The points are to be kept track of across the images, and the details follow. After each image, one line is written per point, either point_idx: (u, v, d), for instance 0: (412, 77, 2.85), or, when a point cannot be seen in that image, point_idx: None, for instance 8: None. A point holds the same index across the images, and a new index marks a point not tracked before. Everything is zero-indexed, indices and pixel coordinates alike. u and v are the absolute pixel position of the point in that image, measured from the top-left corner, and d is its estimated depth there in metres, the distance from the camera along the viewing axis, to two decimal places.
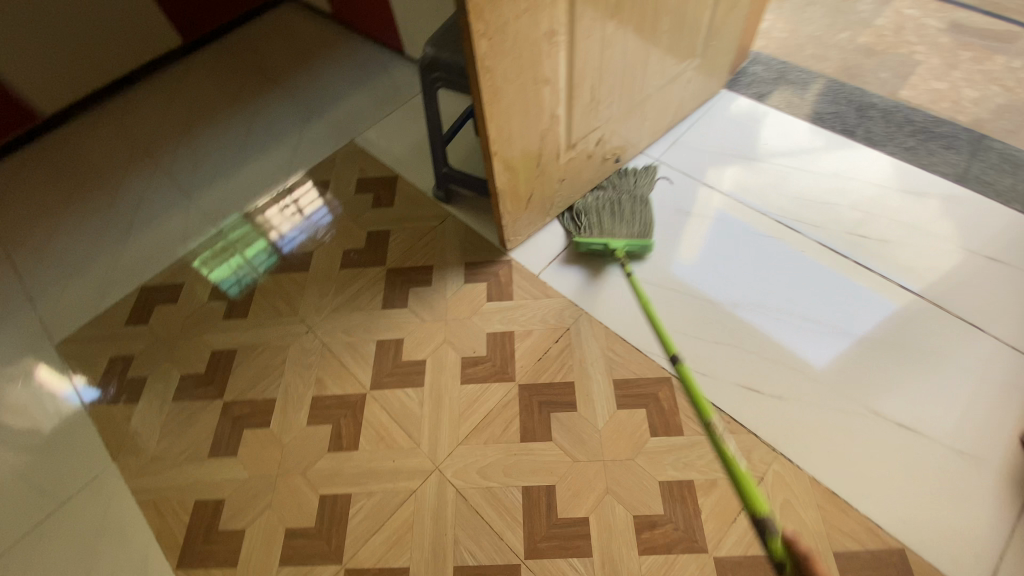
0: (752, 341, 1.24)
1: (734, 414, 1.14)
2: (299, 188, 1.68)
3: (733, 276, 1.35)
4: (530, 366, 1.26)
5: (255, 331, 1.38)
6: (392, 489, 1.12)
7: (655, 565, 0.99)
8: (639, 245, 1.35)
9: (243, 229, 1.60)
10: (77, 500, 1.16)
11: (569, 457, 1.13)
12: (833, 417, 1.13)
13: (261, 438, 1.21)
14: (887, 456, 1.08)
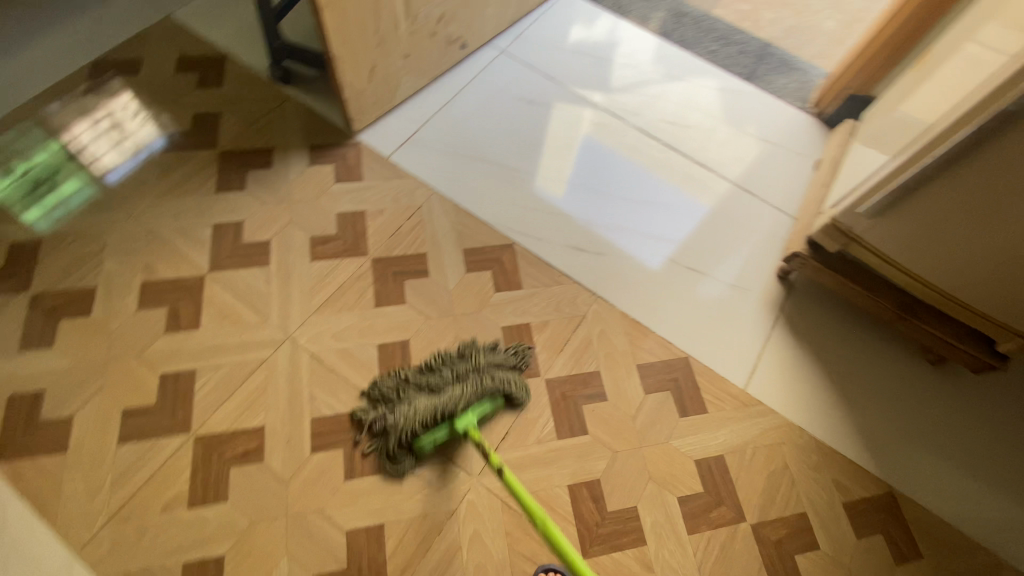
0: (582, 210, 1.40)
1: (564, 269, 1.30)
2: (117, 104, 1.40)
3: (570, 158, 1.48)
4: (382, 239, 1.29)
5: (63, 222, 1.23)
6: (242, 360, 1.12)
7: None
8: (488, 407, 1.08)
9: (44, 155, 1.31)
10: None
11: (421, 315, 1.21)
12: (642, 267, 1.34)
13: (83, 327, 1.11)
14: (681, 292, 1.31)
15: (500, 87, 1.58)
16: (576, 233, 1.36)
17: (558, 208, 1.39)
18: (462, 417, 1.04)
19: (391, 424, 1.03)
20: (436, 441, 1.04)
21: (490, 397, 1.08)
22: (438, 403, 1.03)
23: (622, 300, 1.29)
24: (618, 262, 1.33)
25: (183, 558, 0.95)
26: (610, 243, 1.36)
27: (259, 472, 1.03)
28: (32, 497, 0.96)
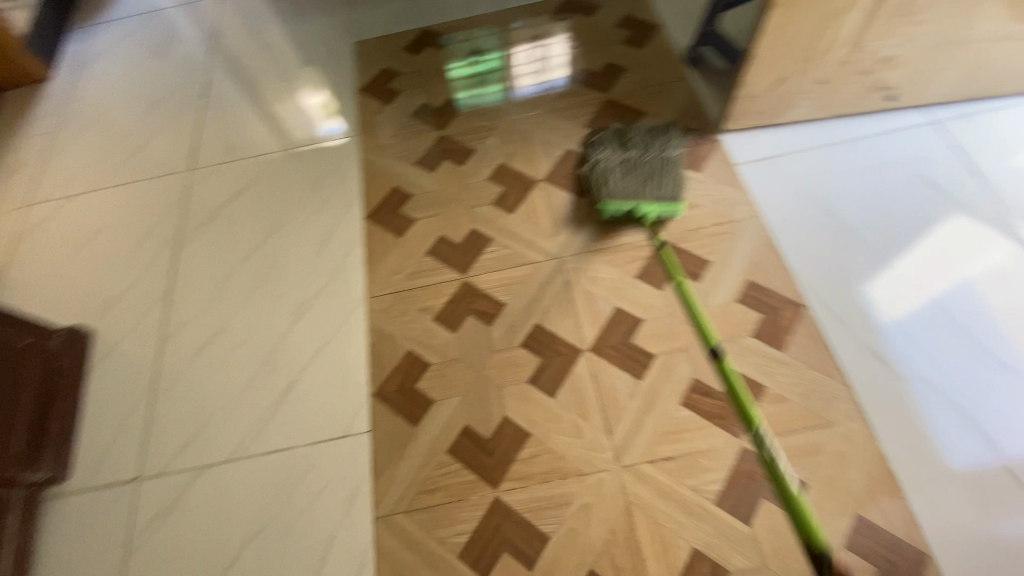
0: (913, 324, 1.15)
1: (842, 364, 1.11)
2: (553, 45, 1.73)
3: (941, 266, 1.20)
4: (681, 229, 1.33)
5: (482, 105, 1.64)
6: (521, 252, 1.34)
7: (687, 418, 1.09)
8: (669, 211, 1.30)
9: (490, 62, 1.73)
10: (332, 148, 1.61)
11: (668, 310, 1.22)
12: (947, 428, 1.04)
13: (453, 170, 1.50)
14: (981, 489, 0.98)
15: (904, 156, 1.36)
16: (886, 341, 1.13)
17: (882, 305, 1.17)
18: (646, 203, 1.29)
19: (599, 163, 1.37)
20: (615, 215, 1.32)
21: (674, 204, 1.31)
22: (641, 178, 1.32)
23: (891, 440, 1.03)
24: (916, 401, 1.07)
25: (409, 345, 1.25)
26: (922, 376, 1.09)
27: (481, 331, 1.25)
28: (369, 250, 1.40)
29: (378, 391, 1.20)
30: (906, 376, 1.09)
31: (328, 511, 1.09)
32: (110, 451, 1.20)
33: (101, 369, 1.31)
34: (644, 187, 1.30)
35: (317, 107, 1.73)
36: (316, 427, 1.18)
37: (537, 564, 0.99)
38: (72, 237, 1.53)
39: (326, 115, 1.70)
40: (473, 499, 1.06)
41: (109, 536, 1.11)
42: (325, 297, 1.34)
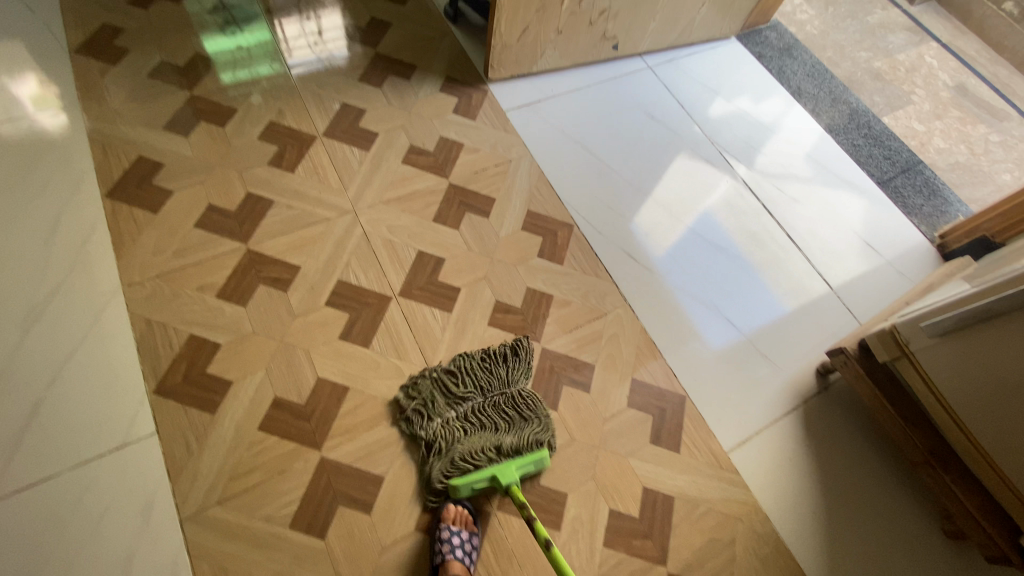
0: (652, 226, 1.43)
1: (609, 266, 1.34)
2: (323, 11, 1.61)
3: (666, 183, 1.51)
4: (466, 172, 1.41)
5: (252, 81, 1.44)
6: (310, 211, 1.28)
7: (494, 336, 1.20)
8: (532, 462, 1.02)
9: (251, 29, 1.54)
10: (40, 119, 1.29)
11: (465, 246, 1.30)
12: (684, 299, 1.33)
13: (214, 134, 1.34)
14: (710, 338, 1.29)
15: (632, 96, 1.66)
16: (636, 242, 1.39)
17: (631, 214, 1.43)
18: (507, 467, 1.01)
19: (425, 425, 1.06)
20: (475, 487, 1.00)
21: (537, 453, 1.03)
22: (468, 427, 1.07)
23: (649, 316, 1.29)
24: (662, 283, 1.34)
25: (191, 329, 1.10)
26: (663, 263, 1.37)
27: (278, 298, 1.17)
28: (119, 234, 1.18)
29: (159, 387, 1.04)
30: (653, 266, 1.36)
31: (119, 531, 0.93)
32: None
33: None
34: (492, 442, 1.04)
35: (4, 69, 1.35)
36: (82, 445, 0.98)
37: (375, 506, 1.00)
38: None
39: (22, 79, 1.34)
40: (297, 465, 1.01)
41: None
42: (65, 294, 1.10)
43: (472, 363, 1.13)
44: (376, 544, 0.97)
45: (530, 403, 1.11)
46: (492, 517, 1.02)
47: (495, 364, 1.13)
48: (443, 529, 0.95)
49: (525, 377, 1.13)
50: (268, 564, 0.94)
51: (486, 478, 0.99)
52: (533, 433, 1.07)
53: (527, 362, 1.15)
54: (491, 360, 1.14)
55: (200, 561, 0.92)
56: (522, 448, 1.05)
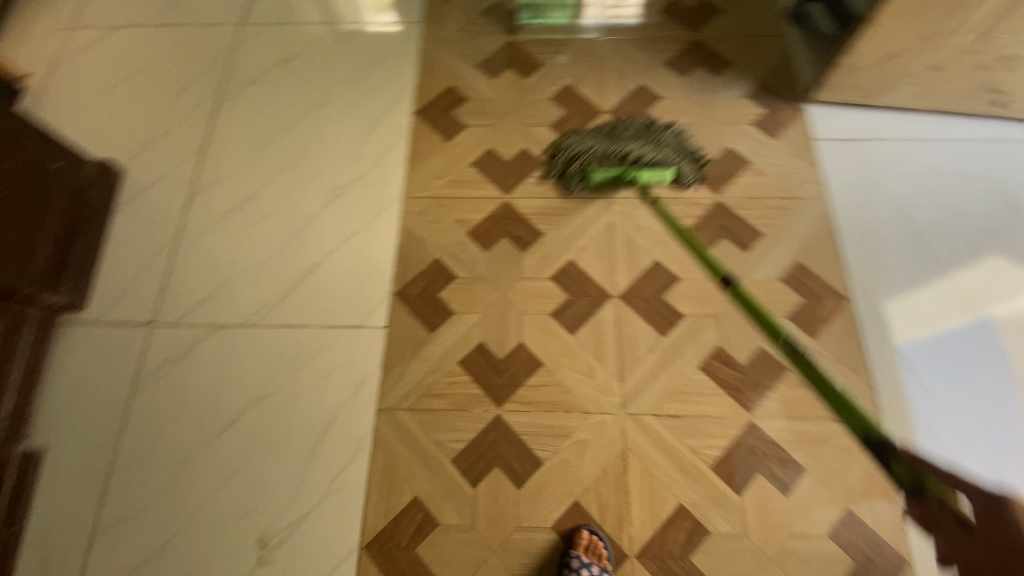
0: (955, 337, 1.09)
1: (871, 363, 1.08)
2: (665, 134, 1.29)
3: (989, 290, 1.14)
4: (740, 194, 1.25)
5: (539, 27, 1.49)
6: (571, 183, 1.28)
7: (701, 382, 1.08)
8: (657, 175, 1.22)
9: (592, 143, 1.27)
10: (391, 29, 1.49)
11: (708, 273, 1.18)
12: (960, 446, 1.01)
13: (515, 82, 1.40)
14: None
15: (996, 167, 1.26)
16: (923, 348, 1.09)
17: (930, 312, 1.12)
18: (641, 172, 1.21)
19: (574, 151, 1.26)
20: (603, 179, 1.22)
21: (664, 167, 1.23)
22: (609, 147, 1.24)
23: (899, 444, 1.02)
24: (936, 413, 1.04)
25: (438, 254, 1.22)
26: (950, 389, 1.05)
27: (514, 254, 1.21)
28: (414, 149, 1.34)
29: (400, 292, 1.19)
30: (933, 386, 1.06)
31: (334, 394, 1.11)
32: (127, 293, 1.21)
33: (127, 210, 1.29)
34: (623, 148, 1.24)
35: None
36: (334, 313, 1.17)
37: (525, 485, 1.01)
38: (112, 71, 1.46)
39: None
40: (476, 412, 1.07)
41: (117, 372, 1.13)
42: (363, 186, 1.30)
43: (631, 123, 1.31)
44: (513, 520, 0.99)
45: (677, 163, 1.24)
46: (626, 562, 0.96)
47: (653, 131, 1.29)
48: (574, 558, 0.93)
49: (675, 140, 1.28)
50: (424, 483, 1.03)
51: (666, 220, 1.17)
52: (670, 157, 1.24)
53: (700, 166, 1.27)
54: (654, 125, 1.31)
55: (377, 450, 1.06)
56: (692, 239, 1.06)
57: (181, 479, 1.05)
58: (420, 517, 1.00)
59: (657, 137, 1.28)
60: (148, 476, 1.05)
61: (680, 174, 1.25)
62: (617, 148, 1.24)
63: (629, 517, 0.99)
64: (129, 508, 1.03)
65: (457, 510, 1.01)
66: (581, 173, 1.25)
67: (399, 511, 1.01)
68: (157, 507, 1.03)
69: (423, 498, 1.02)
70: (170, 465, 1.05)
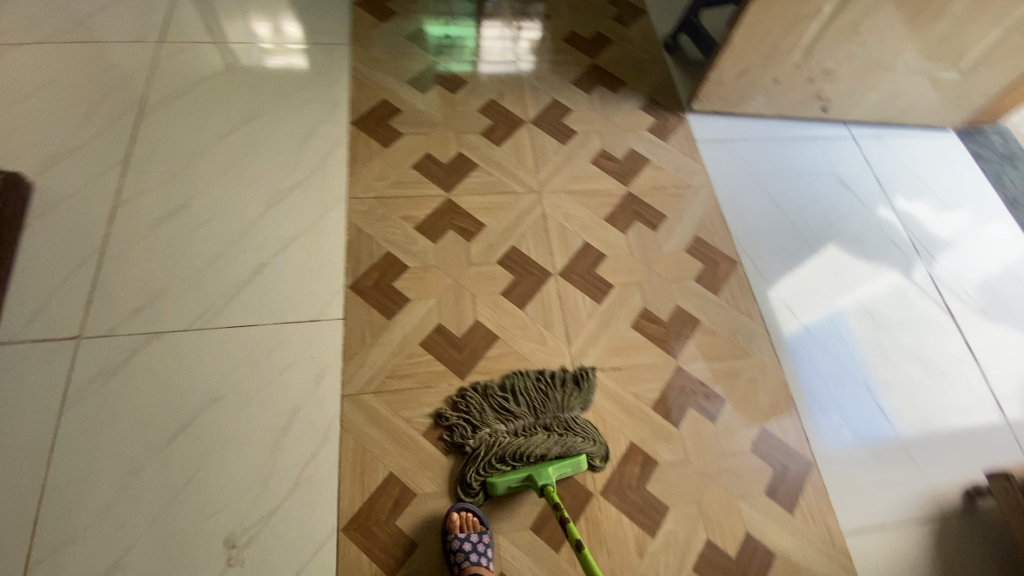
0: (816, 288, 1.39)
1: (761, 311, 1.33)
2: (563, 394, 1.13)
3: (829, 257, 1.45)
4: (647, 185, 1.48)
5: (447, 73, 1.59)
6: (504, 181, 1.43)
7: (634, 338, 1.24)
8: (569, 465, 1.02)
9: (490, 426, 1.08)
10: (298, 61, 1.53)
11: (629, 249, 1.36)
12: (831, 368, 1.28)
13: (444, 97, 1.54)
14: (848, 416, 1.23)
15: (826, 161, 1.63)
16: (795, 298, 1.36)
17: (796, 270, 1.41)
18: (544, 470, 1.00)
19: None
20: (513, 484, 1.02)
21: (573, 457, 1.03)
22: (510, 427, 1.09)
23: (790, 372, 1.26)
24: (812, 345, 1.30)
25: (389, 247, 1.29)
26: (819, 327, 1.33)
27: (460, 244, 1.32)
28: (354, 155, 1.40)
29: (354, 285, 1.23)
30: (807, 326, 1.33)
31: (295, 387, 1.10)
32: (45, 307, 1.12)
33: (39, 225, 1.20)
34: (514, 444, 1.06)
35: (289, 16, 1.63)
36: (288, 309, 1.18)
37: (494, 445, 1.09)
38: (11, 86, 1.38)
39: (297, 28, 1.60)
40: (441, 387, 1.13)
41: (41, 392, 1.04)
42: (305, 189, 1.33)
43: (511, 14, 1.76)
44: None
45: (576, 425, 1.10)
46: (592, 501, 1.06)
47: (550, 384, 1.15)
48: (454, 539, 0.96)
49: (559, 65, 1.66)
50: (398, 458, 1.06)
51: (520, 478, 1.01)
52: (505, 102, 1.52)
53: (585, 394, 1.14)
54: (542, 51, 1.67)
55: (346, 435, 1.07)
56: (563, 454, 1.04)
57: (128, 494, 0.98)
58: (398, 492, 1.03)
59: (553, 394, 1.13)
60: (87, 496, 0.97)
61: (590, 456, 1.07)
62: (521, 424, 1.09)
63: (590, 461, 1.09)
64: (63, 533, 0.94)
65: (433, 479, 1.05)
66: (484, 476, 1.03)
67: (375, 488, 1.03)
68: (99, 530, 0.95)
69: (399, 473, 1.04)
70: (113, 481, 0.98)
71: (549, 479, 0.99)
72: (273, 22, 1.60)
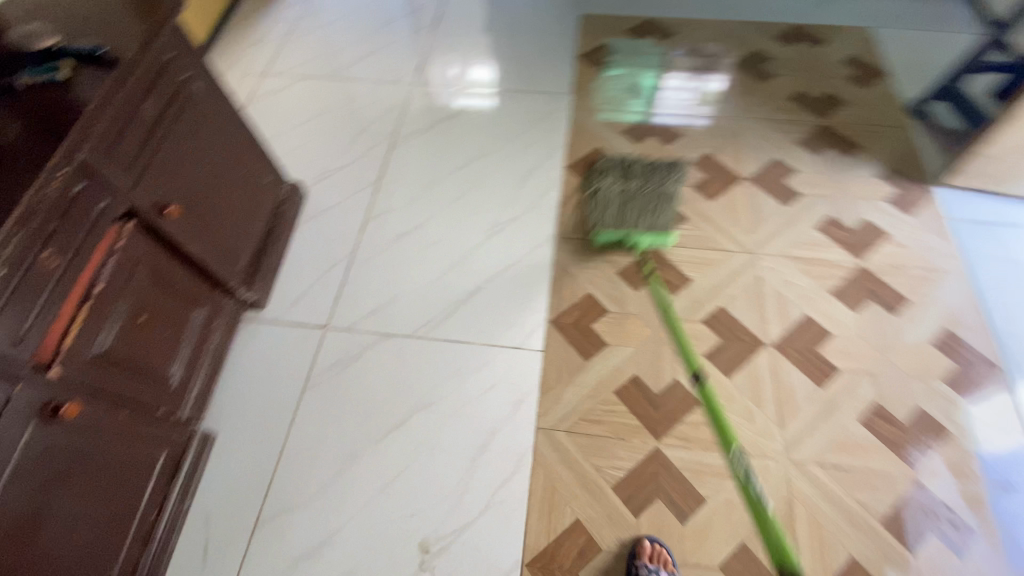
0: None
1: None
2: (634, 163, 1.46)
3: None
4: (883, 261, 1.31)
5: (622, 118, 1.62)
6: (716, 237, 1.37)
7: (859, 435, 1.08)
8: (659, 238, 1.29)
9: (609, 182, 1.41)
10: (487, 104, 1.69)
11: (858, 330, 1.21)
12: None
13: (659, 148, 1.55)
14: None
15: None
16: None
17: None
18: (636, 235, 1.32)
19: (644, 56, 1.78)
20: (610, 241, 1.33)
21: (665, 233, 1.29)
22: (615, 216, 1.33)
23: None
24: None
25: (592, 289, 1.29)
26: None
27: (665, 296, 1.28)
28: (566, 196, 1.46)
29: (555, 320, 1.25)
30: None
31: (495, 409, 1.14)
32: (304, 297, 1.32)
33: (307, 227, 1.43)
34: (640, 217, 1.32)
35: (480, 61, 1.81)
36: (495, 333, 1.24)
37: (689, 518, 1.01)
38: (301, 111, 1.69)
39: (479, 72, 1.78)
40: (635, 442, 1.09)
41: (294, 369, 1.22)
42: (520, 223, 1.41)
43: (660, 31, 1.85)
44: (679, 554, 0.98)
45: (651, 172, 1.42)
46: None
47: (654, 174, 1.41)
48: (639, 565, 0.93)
49: (780, 126, 1.58)
50: (587, 507, 1.03)
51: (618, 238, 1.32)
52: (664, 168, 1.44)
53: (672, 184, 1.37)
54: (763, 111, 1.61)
55: (537, 469, 1.07)
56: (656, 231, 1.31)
57: (346, 475, 1.09)
58: (584, 542, 1.00)
59: (647, 173, 1.42)
60: (315, 469, 1.09)
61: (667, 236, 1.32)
62: (632, 199, 1.35)
63: (800, 566, 0.96)
64: (294, 498, 1.07)
65: (620, 538, 1.00)
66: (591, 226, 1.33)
67: (562, 532, 1.01)
68: (319, 504, 1.06)
69: (587, 523, 1.01)
70: (336, 460, 1.10)
71: (636, 240, 1.32)
72: (462, 67, 1.79)
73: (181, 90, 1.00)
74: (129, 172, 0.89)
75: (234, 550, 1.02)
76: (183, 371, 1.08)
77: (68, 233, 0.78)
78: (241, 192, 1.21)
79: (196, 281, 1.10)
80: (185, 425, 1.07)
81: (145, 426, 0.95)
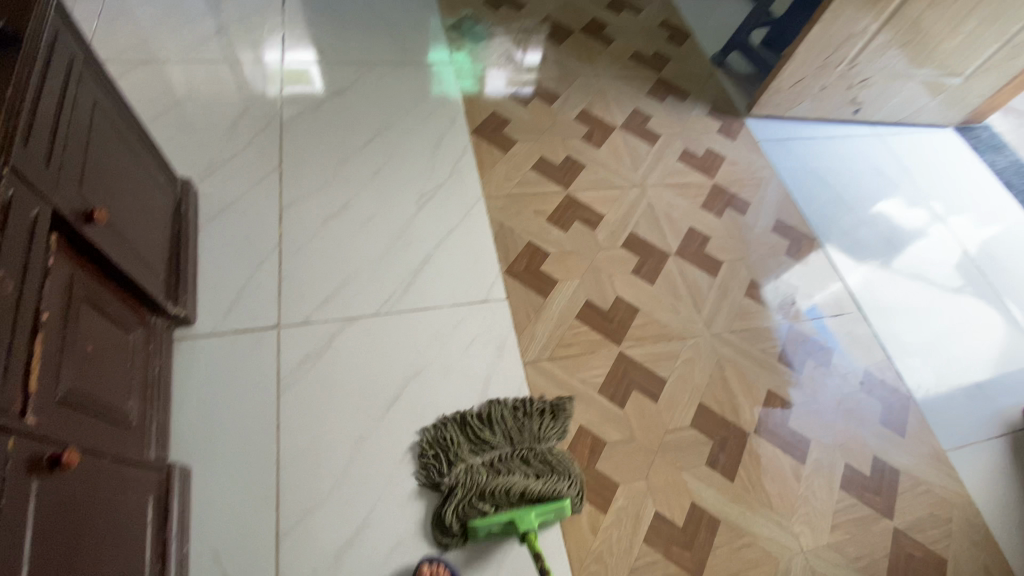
0: (866, 255, 1.65)
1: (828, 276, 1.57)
2: (543, 427, 1.12)
3: (872, 234, 1.71)
4: (727, 178, 1.70)
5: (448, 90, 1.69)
6: (611, 177, 1.61)
7: (748, 305, 1.44)
8: (553, 508, 1.01)
9: (472, 458, 1.06)
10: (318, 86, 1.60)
11: (727, 232, 1.57)
12: (891, 319, 1.53)
13: (544, 108, 1.73)
14: (911, 357, 1.47)
15: (859, 155, 1.91)
16: (852, 262, 1.62)
17: (847, 241, 1.67)
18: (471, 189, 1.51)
19: (469, 28, 1.88)
20: (476, 512, 1.00)
21: (558, 500, 1.02)
22: (494, 460, 1.07)
23: (860, 323, 1.50)
24: (873, 301, 1.55)
25: (529, 238, 1.44)
26: (876, 288, 1.58)
27: (589, 232, 1.48)
28: (479, 159, 1.56)
29: (508, 270, 1.37)
30: (866, 286, 1.58)
31: (481, 358, 1.22)
32: (240, 300, 1.20)
33: (212, 228, 1.28)
34: (517, 475, 1.04)
35: (334, 50, 1.70)
36: (458, 293, 1.30)
37: (660, 398, 1.25)
38: (152, 102, 1.46)
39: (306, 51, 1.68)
40: (603, 352, 1.28)
41: (258, 376, 1.12)
42: (445, 190, 1.47)
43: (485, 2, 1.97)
44: (661, 425, 1.21)
45: (557, 458, 1.10)
46: (749, 439, 1.24)
47: (524, 416, 1.13)
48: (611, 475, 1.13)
49: (632, 82, 1.88)
50: (585, 414, 1.19)
51: (504, 521, 0.98)
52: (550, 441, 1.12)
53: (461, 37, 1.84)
54: (616, 71, 1.90)
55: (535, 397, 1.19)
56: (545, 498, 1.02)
57: (359, 459, 1.07)
58: (590, 441, 1.16)
59: (529, 415, 1.14)
60: (325, 464, 1.06)
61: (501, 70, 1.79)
62: (503, 460, 1.07)
63: (739, 406, 1.28)
64: (311, 498, 1.02)
65: (616, 429, 1.19)
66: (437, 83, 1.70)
67: (571, 440, 1.16)
68: (342, 493, 1.03)
69: (588, 425, 1.18)
70: (344, 448, 1.08)
71: (528, 519, 0.98)
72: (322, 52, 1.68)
73: (74, 68, 0.84)
74: (50, 172, 0.73)
75: (261, 572, 0.95)
76: (138, 406, 0.93)
77: (11, 250, 0.64)
78: (143, 194, 1.04)
79: (124, 301, 0.94)
80: (158, 463, 0.93)
81: (126, 470, 0.82)
